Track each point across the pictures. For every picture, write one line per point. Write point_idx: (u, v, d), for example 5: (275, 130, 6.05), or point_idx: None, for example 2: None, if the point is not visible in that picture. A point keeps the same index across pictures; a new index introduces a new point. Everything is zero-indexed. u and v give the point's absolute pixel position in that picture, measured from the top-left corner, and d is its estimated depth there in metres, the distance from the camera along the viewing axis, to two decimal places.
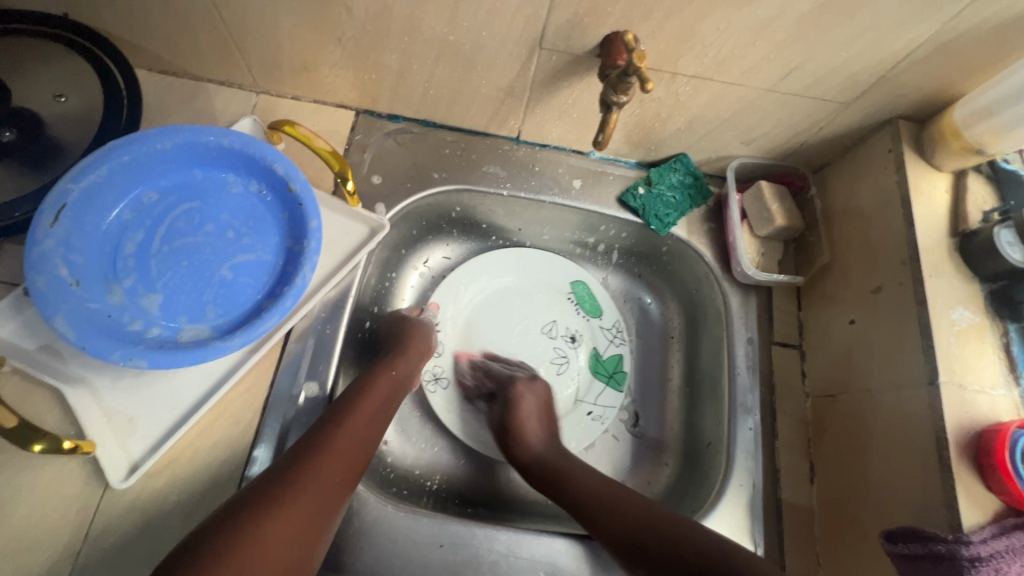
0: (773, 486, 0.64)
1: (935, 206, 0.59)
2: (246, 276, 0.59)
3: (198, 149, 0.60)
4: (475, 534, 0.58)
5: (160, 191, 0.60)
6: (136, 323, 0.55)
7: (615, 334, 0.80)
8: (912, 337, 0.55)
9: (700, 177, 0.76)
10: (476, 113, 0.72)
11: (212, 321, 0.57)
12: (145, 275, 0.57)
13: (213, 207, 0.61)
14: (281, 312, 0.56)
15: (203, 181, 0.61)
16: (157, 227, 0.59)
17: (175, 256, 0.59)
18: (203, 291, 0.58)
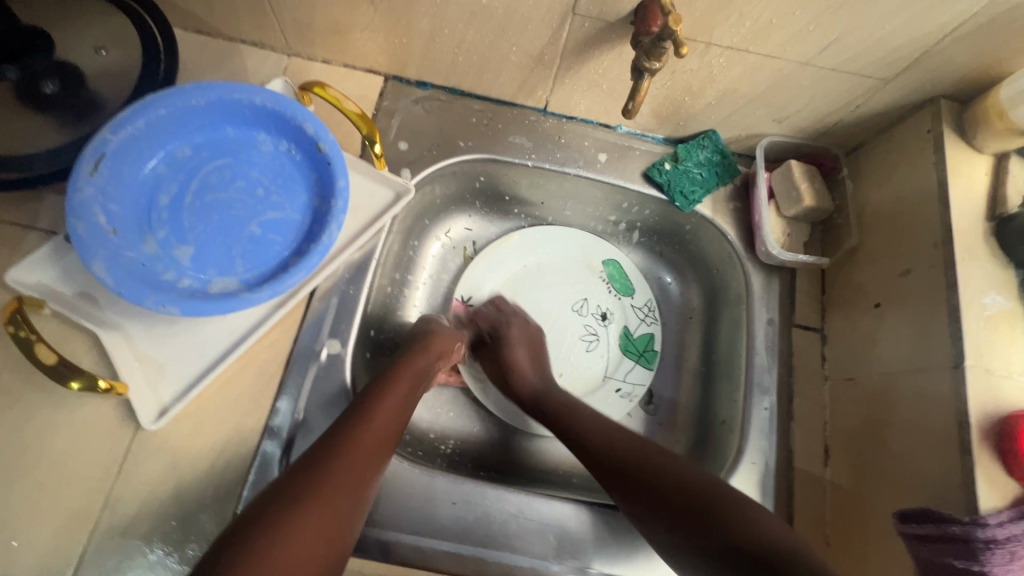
0: (786, 466, 0.64)
1: (973, 189, 0.57)
2: (274, 233, 0.61)
3: (231, 106, 0.61)
4: (487, 494, 0.60)
5: (195, 147, 0.61)
6: (169, 273, 0.57)
7: (650, 313, 0.80)
8: (940, 320, 0.54)
9: (728, 156, 0.75)
10: (505, 81, 0.71)
11: (240, 275, 0.59)
12: (178, 228, 0.59)
13: (245, 164, 0.62)
14: (307, 268, 0.58)
15: (235, 138, 0.62)
16: (190, 181, 0.60)
17: (207, 211, 0.60)
18: (233, 245, 0.60)
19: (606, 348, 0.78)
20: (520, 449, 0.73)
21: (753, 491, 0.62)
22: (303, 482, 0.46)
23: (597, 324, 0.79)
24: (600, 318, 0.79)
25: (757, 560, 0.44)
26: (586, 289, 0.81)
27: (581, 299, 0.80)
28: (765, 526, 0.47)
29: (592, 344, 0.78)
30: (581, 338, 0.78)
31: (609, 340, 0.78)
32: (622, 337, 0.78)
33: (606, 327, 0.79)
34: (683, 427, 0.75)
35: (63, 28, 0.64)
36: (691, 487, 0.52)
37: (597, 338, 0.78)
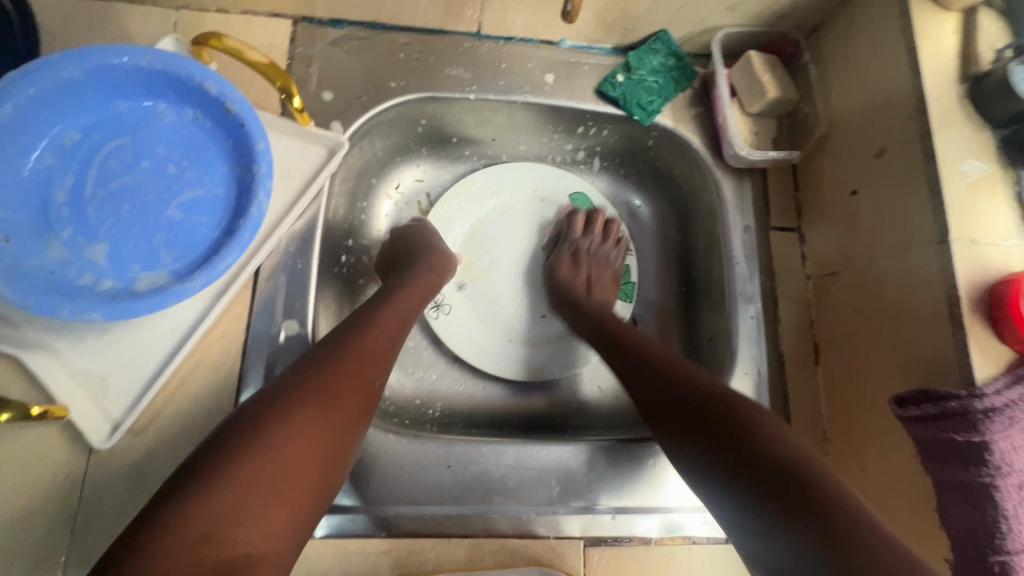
0: (777, 370, 0.63)
1: (944, 50, 0.53)
2: (197, 214, 0.54)
3: (114, 74, 0.52)
4: (482, 452, 0.57)
5: (83, 129, 0.53)
6: (85, 277, 0.50)
7: (623, 244, 0.75)
8: (921, 196, 0.51)
9: (683, 57, 0.69)
10: (429, 5, 0.63)
11: (168, 266, 0.52)
12: (84, 224, 0.51)
13: (147, 141, 0.54)
14: (241, 247, 0.52)
15: (129, 112, 0.54)
16: (86, 169, 0.52)
17: (114, 200, 0.53)
18: (152, 235, 0.53)
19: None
20: (507, 400, 0.71)
21: None
22: (294, 398, 0.43)
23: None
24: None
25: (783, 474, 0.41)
26: (555, 226, 0.76)
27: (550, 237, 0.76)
28: (790, 441, 0.44)
29: None
30: None
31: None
32: None
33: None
34: (671, 349, 0.73)
35: None
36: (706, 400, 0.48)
37: None
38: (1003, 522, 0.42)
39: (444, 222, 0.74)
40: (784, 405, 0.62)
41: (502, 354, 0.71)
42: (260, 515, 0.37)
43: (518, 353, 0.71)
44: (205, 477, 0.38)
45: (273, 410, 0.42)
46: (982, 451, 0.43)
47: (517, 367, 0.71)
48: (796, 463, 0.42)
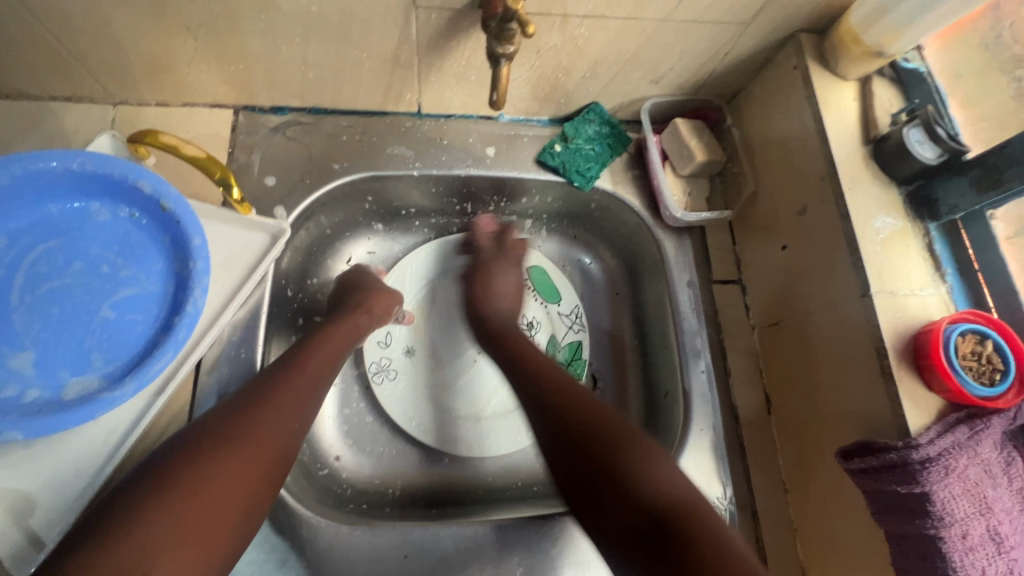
0: (732, 422, 0.64)
1: (845, 116, 0.58)
2: (132, 312, 0.53)
3: (44, 178, 0.52)
4: (440, 536, 0.55)
5: (11, 235, 0.51)
6: (9, 389, 0.48)
7: (575, 321, 0.76)
8: (842, 253, 0.54)
9: (616, 125, 0.73)
10: (368, 90, 0.65)
11: (101, 369, 0.51)
12: (8, 333, 0.49)
13: (79, 242, 0.53)
14: (177, 344, 0.51)
15: (61, 215, 0.53)
16: (13, 275, 0.51)
17: (42, 305, 0.51)
18: (84, 337, 0.51)
19: None
20: (441, 470, 0.69)
21: (707, 456, 0.61)
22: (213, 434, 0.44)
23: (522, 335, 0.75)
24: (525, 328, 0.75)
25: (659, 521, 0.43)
26: None
27: None
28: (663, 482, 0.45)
29: None
30: None
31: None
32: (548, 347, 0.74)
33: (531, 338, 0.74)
34: (632, 407, 0.73)
35: None
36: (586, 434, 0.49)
37: None
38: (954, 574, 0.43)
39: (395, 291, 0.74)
40: (742, 458, 0.63)
41: (439, 422, 0.70)
42: (176, 559, 0.37)
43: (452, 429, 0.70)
44: (116, 527, 0.37)
45: (191, 453, 0.42)
46: (924, 502, 0.44)
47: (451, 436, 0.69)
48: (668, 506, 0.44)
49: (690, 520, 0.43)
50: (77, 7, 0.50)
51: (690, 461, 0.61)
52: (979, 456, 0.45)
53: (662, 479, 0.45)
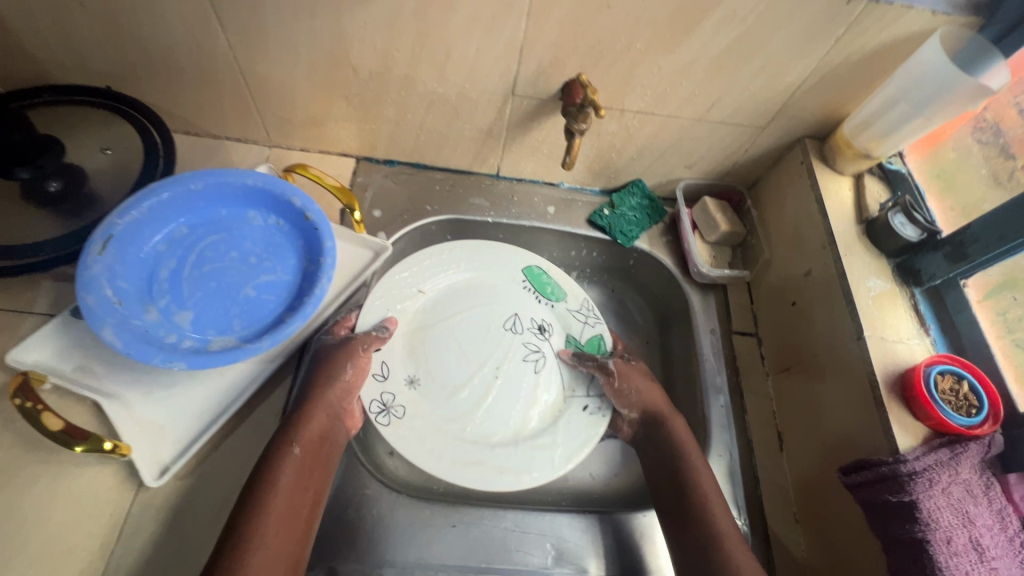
0: (746, 455, 0.72)
1: (843, 201, 0.72)
2: (268, 293, 0.67)
3: (226, 188, 0.69)
4: (484, 515, 0.63)
5: (191, 226, 0.68)
6: (171, 336, 0.62)
7: (590, 315, 0.80)
8: (841, 304, 0.66)
9: (655, 199, 0.89)
10: (462, 153, 0.84)
11: (239, 333, 0.65)
12: (178, 296, 0.64)
13: (237, 237, 0.70)
14: (303, 317, 0.64)
15: (228, 217, 0.70)
16: (188, 255, 0.67)
17: (204, 279, 0.66)
18: (230, 307, 0.66)
19: (551, 363, 0.76)
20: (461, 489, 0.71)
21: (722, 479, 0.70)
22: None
23: (536, 338, 0.78)
24: (537, 331, 0.79)
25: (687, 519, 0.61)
26: (514, 304, 0.80)
27: (512, 315, 0.79)
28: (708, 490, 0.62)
29: (538, 361, 0.77)
30: (523, 358, 0.76)
31: (552, 352, 0.78)
32: (570, 345, 0.79)
33: (546, 339, 0.78)
34: None
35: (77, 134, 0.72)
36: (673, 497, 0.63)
37: (540, 353, 0.77)
38: (940, 573, 0.49)
39: (387, 313, 0.73)
40: (755, 488, 0.70)
41: (470, 455, 0.67)
42: None
43: (484, 455, 0.68)
44: None
45: None
46: (912, 510, 0.52)
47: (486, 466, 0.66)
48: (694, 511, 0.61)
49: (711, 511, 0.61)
50: (279, 74, 0.71)
51: None
52: (959, 476, 0.53)
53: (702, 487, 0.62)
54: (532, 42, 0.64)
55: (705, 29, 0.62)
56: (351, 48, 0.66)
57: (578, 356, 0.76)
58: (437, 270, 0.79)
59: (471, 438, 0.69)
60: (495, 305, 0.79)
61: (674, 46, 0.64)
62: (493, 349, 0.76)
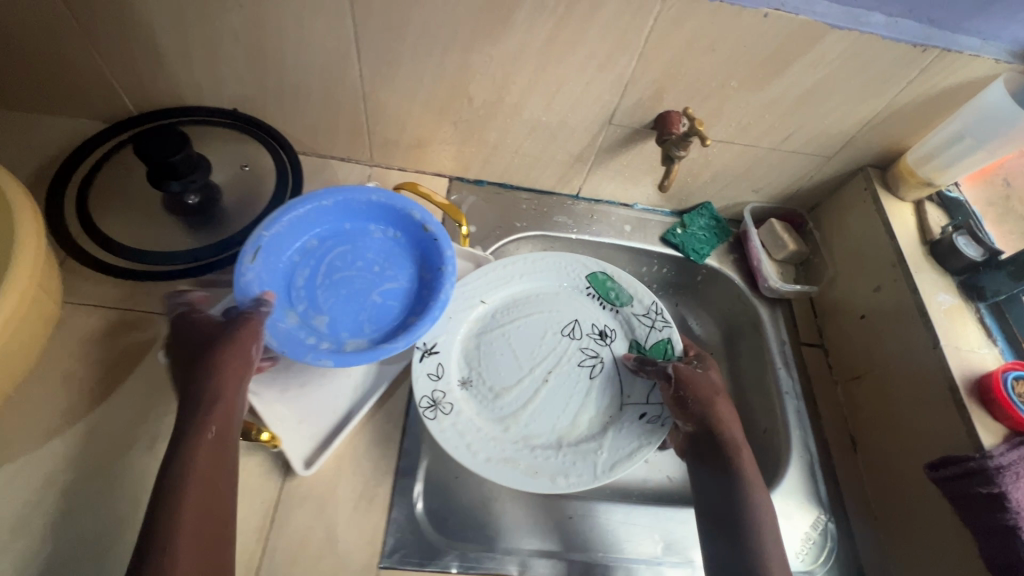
0: (825, 456, 0.77)
1: (907, 224, 0.80)
2: (391, 300, 0.73)
3: (351, 204, 0.75)
4: (595, 509, 0.70)
5: (319, 238, 0.74)
6: (312, 338, 0.67)
7: (656, 320, 0.77)
8: (914, 317, 0.72)
9: (721, 220, 0.96)
10: (549, 175, 0.91)
11: (369, 335, 0.70)
12: (314, 302, 0.70)
13: (361, 248, 0.76)
14: (432, 320, 0.69)
15: (352, 230, 0.76)
16: (319, 264, 0.73)
17: (335, 286, 0.72)
18: (360, 312, 0.71)
19: (610, 370, 0.75)
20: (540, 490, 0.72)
21: (806, 479, 0.75)
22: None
23: (594, 344, 0.77)
24: (597, 338, 0.78)
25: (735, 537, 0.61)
26: (575, 310, 0.80)
27: (572, 321, 0.79)
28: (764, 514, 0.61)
29: (594, 367, 0.75)
30: (580, 363, 0.76)
31: (611, 358, 0.76)
32: (634, 349, 0.76)
33: (606, 346, 0.77)
34: None
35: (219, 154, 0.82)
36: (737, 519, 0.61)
37: (598, 359, 0.76)
38: None
39: (449, 320, 0.75)
40: (837, 487, 0.75)
41: (509, 455, 0.67)
42: None
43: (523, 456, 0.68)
44: None
45: None
46: (1003, 501, 0.58)
47: (521, 463, 0.67)
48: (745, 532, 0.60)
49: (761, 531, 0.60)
50: (399, 101, 0.78)
51: (792, 482, 0.74)
52: None
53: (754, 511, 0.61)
54: (638, 77, 0.71)
55: (795, 70, 0.69)
56: (471, 80, 0.74)
57: (641, 361, 0.73)
58: (495, 272, 0.80)
59: (514, 439, 0.69)
60: (553, 313, 0.79)
61: (764, 84, 0.72)
62: (551, 355, 0.76)
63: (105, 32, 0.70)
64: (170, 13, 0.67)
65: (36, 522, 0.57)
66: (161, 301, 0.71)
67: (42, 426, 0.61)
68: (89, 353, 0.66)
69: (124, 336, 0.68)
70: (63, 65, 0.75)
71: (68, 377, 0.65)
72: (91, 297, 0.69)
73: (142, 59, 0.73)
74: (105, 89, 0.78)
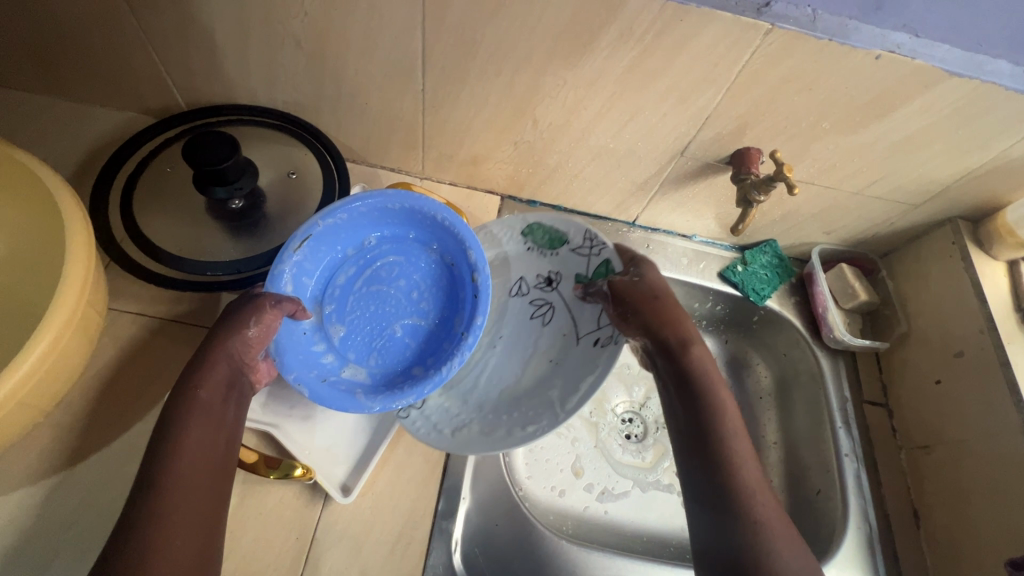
0: (884, 527, 0.73)
1: (999, 288, 0.74)
2: (411, 338, 0.68)
3: (417, 216, 0.68)
4: (641, 567, 0.66)
5: (380, 237, 0.70)
6: (319, 346, 0.65)
7: (593, 245, 0.69)
8: (1004, 394, 0.68)
9: (785, 259, 0.90)
10: (606, 201, 0.86)
11: (371, 368, 0.66)
12: (342, 307, 0.67)
13: (412, 264, 0.70)
14: (417, 394, 0.61)
15: (413, 240, 0.70)
16: (366, 267, 0.69)
17: (367, 298, 0.68)
18: (375, 338, 0.67)
19: (560, 313, 0.71)
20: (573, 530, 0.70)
21: (862, 553, 0.70)
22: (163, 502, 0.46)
23: (544, 293, 0.72)
24: (544, 285, 0.73)
25: (702, 447, 0.56)
26: (520, 268, 0.75)
27: (518, 281, 0.75)
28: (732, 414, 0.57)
29: (547, 317, 0.71)
30: (534, 318, 0.72)
31: (560, 304, 0.71)
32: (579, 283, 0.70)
33: (553, 291, 0.72)
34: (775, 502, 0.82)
35: (264, 157, 0.79)
36: (704, 424, 0.57)
37: (550, 308, 0.71)
38: None
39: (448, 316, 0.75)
40: (896, 564, 0.70)
41: (460, 420, 0.65)
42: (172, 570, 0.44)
43: (478, 415, 0.66)
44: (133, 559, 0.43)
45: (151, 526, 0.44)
46: None
47: (477, 427, 0.65)
48: (719, 432, 0.56)
49: (726, 435, 0.56)
50: (461, 118, 0.74)
51: (848, 555, 0.70)
52: None
53: (725, 418, 0.57)
54: (722, 112, 0.66)
55: (899, 116, 0.63)
56: (540, 103, 0.69)
57: (585, 287, 0.69)
58: None
59: (473, 407, 0.67)
60: (496, 280, 0.76)
61: (860, 128, 0.66)
62: (510, 323, 0.73)
63: (161, 30, 0.66)
64: (231, 17, 0.63)
65: (75, 542, 0.56)
66: (204, 313, 0.69)
67: (83, 440, 0.60)
68: (131, 365, 0.65)
69: (166, 349, 0.67)
70: (117, 59, 0.72)
71: (109, 389, 0.63)
72: (135, 304, 0.68)
73: (198, 58, 0.70)
74: (156, 85, 0.76)
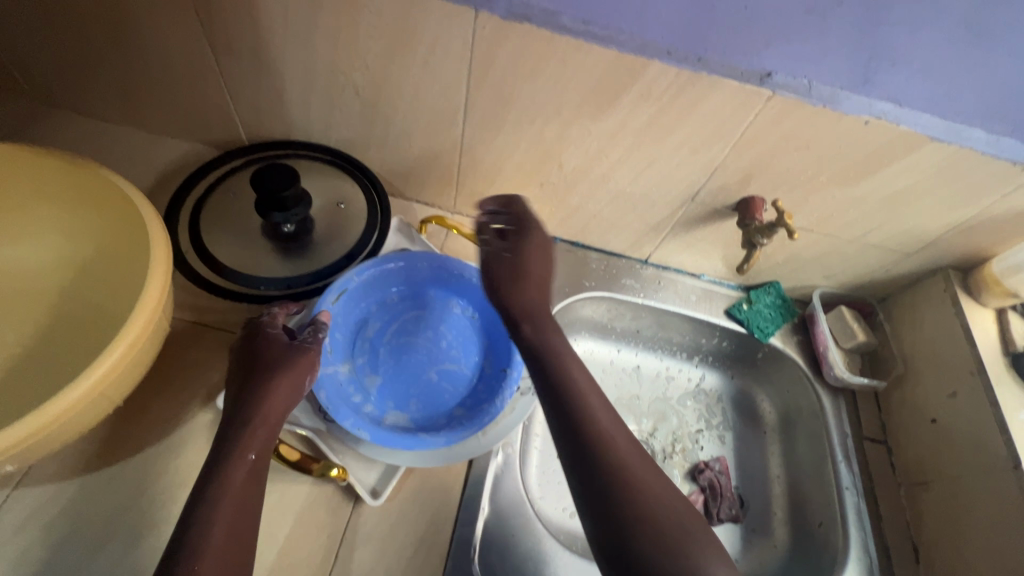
0: (885, 560, 0.75)
1: (988, 334, 0.79)
2: (447, 383, 0.75)
3: (444, 273, 0.79)
4: None
5: (401, 296, 0.79)
6: (357, 396, 0.71)
7: None
8: (994, 432, 0.72)
9: (787, 300, 0.95)
10: (621, 240, 0.93)
11: (412, 413, 0.72)
12: (373, 359, 0.75)
13: (436, 317, 0.79)
14: (479, 425, 0.68)
15: (434, 296, 0.80)
16: (392, 322, 0.78)
17: (398, 349, 0.76)
18: (411, 386, 0.74)
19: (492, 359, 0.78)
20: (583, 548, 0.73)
21: None
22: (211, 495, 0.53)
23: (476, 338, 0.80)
24: None
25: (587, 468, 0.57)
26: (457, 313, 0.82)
27: None
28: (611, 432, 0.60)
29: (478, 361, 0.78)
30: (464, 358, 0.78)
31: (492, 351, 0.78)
32: None
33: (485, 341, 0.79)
34: (778, 534, 0.86)
35: (314, 187, 0.87)
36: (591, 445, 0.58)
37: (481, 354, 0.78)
38: None
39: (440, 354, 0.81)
40: None
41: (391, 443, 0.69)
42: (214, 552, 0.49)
43: None
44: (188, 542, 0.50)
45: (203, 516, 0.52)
46: None
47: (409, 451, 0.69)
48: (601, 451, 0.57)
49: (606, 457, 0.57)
50: (494, 160, 0.82)
51: None
52: None
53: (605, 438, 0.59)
54: (728, 164, 0.74)
55: (889, 173, 0.70)
56: (566, 150, 0.77)
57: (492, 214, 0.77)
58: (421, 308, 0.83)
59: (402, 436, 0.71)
60: None
61: (854, 182, 0.73)
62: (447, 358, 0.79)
63: (238, 75, 0.76)
64: (301, 66, 0.73)
65: None
66: None
67: None
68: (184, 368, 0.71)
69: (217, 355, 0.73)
70: (195, 98, 0.82)
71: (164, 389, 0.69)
72: (192, 315, 0.75)
73: (266, 100, 0.80)
74: (224, 120, 0.85)
